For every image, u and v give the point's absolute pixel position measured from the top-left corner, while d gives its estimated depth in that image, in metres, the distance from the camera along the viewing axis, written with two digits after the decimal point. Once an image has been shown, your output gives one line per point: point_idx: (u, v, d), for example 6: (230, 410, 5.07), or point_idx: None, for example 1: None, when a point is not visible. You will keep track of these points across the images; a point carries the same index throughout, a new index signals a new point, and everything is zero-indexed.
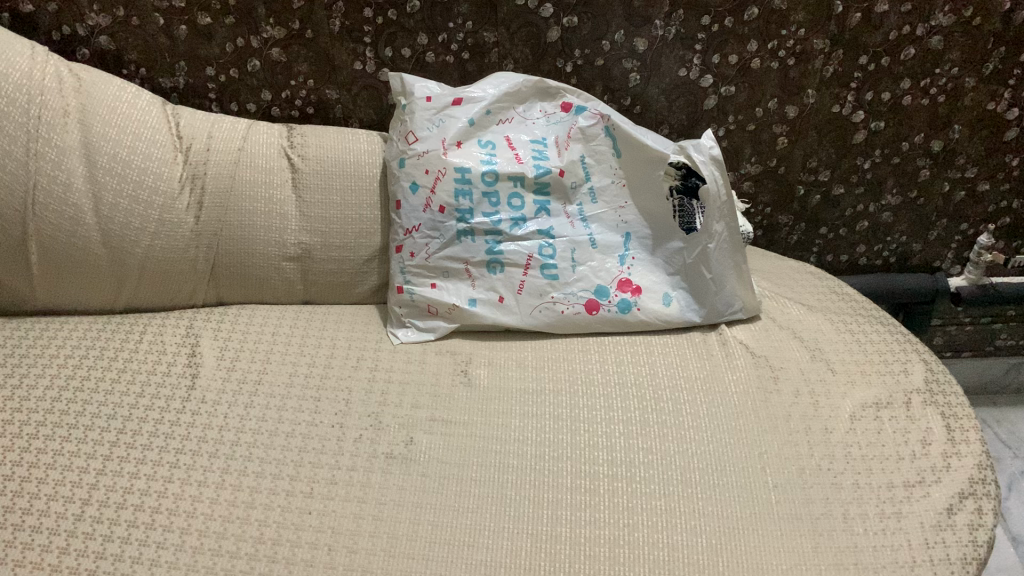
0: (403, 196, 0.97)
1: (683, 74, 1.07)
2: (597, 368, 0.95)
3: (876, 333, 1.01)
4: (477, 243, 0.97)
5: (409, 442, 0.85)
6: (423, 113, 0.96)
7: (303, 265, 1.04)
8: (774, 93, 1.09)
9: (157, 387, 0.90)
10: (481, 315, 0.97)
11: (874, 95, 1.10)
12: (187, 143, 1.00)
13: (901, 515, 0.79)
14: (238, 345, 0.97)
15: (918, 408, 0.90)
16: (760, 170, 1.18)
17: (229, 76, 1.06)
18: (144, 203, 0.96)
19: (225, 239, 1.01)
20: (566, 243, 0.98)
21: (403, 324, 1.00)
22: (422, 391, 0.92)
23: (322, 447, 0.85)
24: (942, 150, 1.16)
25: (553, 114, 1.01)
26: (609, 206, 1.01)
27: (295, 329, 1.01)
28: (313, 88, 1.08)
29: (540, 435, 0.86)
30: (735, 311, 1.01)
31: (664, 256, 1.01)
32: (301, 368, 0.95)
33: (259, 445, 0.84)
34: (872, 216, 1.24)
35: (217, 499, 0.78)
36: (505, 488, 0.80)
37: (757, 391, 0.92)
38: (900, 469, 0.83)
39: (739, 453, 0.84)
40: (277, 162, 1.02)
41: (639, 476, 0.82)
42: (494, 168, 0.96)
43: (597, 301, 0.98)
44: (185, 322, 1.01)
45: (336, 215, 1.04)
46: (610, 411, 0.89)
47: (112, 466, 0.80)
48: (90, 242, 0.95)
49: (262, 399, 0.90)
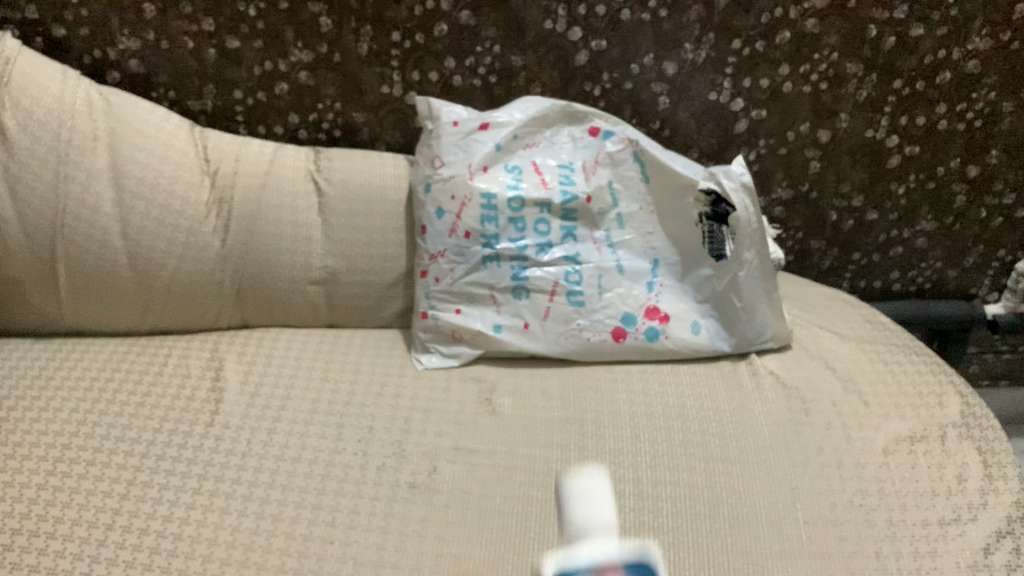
0: (428, 221, 0.94)
1: (714, 97, 1.06)
2: (623, 402, 0.91)
3: (911, 363, 0.98)
4: (503, 269, 0.93)
5: (432, 471, 0.84)
6: (450, 137, 0.94)
7: (328, 288, 1.03)
8: (806, 117, 1.08)
9: (181, 411, 0.90)
10: (506, 342, 0.94)
11: (909, 119, 1.08)
12: (215, 166, 1.00)
13: (937, 554, 0.76)
14: (262, 370, 0.97)
15: (953, 442, 0.88)
16: (792, 195, 1.15)
17: (257, 99, 1.06)
18: (170, 227, 0.97)
19: (251, 263, 1.00)
20: (593, 270, 0.94)
21: (427, 349, 0.97)
22: (446, 419, 0.89)
23: (344, 475, 0.84)
24: (979, 175, 1.13)
25: (581, 139, 0.98)
26: (638, 232, 0.97)
27: (318, 354, 1.00)
28: (340, 111, 1.07)
29: (565, 466, 0.84)
30: (765, 340, 0.96)
31: (694, 283, 0.96)
32: (324, 396, 0.93)
33: (281, 472, 0.84)
34: (907, 242, 1.20)
35: (238, 527, 0.78)
36: (528, 521, 0.79)
37: (788, 423, 0.89)
38: (936, 505, 0.81)
39: (770, 487, 0.82)
40: (303, 185, 1.02)
41: (666, 511, 0.79)
42: (520, 194, 0.93)
43: (623, 329, 0.93)
44: (210, 345, 1.01)
45: (362, 240, 1.03)
46: (637, 443, 0.86)
47: (135, 492, 0.80)
48: (117, 264, 0.96)
49: (286, 425, 0.89)
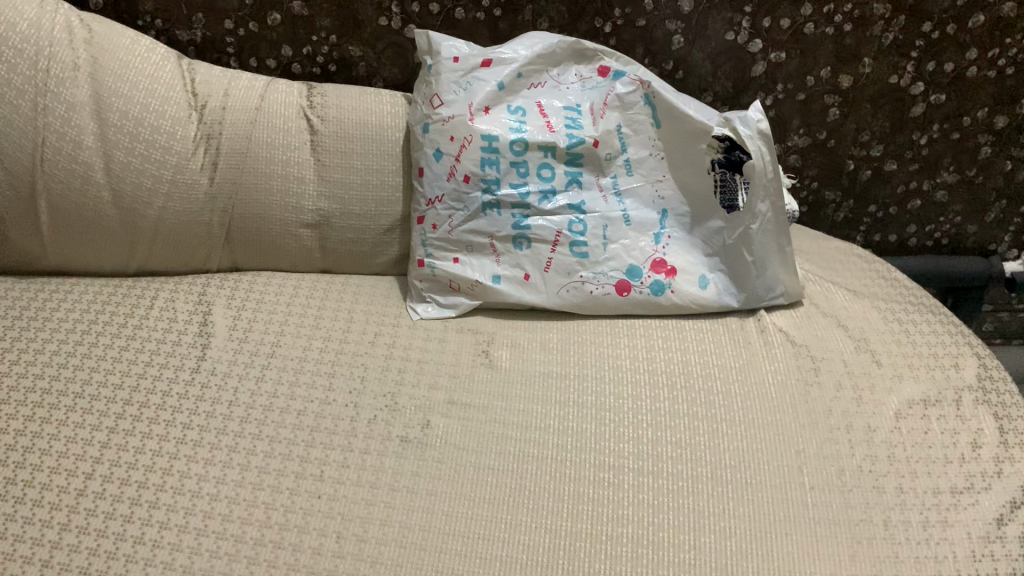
0: (426, 163, 0.90)
1: (731, 38, 1.00)
2: (625, 359, 0.87)
3: (927, 322, 0.94)
4: (504, 216, 0.89)
5: (425, 425, 0.80)
6: (450, 74, 0.88)
7: (321, 232, 0.98)
8: (828, 61, 1.02)
9: (167, 357, 0.86)
10: (505, 294, 0.90)
11: (937, 65, 1.02)
12: (202, 100, 0.95)
13: (947, 524, 0.74)
14: (252, 314, 0.93)
15: (969, 407, 0.84)
16: (808, 143, 1.10)
17: (249, 30, 1.00)
18: (157, 163, 0.92)
19: (241, 203, 0.96)
20: (598, 220, 0.90)
21: (423, 299, 0.93)
22: (441, 371, 0.85)
23: (334, 428, 0.80)
24: (1007, 126, 1.07)
25: (589, 79, 0.92)
26: (646, 179, 0.92)
27: (310, 299, 0.96)
28: (336, 45, 1.01)
29: (563, 424, 0.80)
30: (776, 296, 0.91)
31: (702, 236, 0.91)
32: (315, 343, 0.89)
33: (268, 422, 0.80)
34: (926, 194, 1.15)
35: (223, 479, 0.75)
36: (523, 479, 0.76)
37: (797, 383, 0.85)
38: (948, 473, 0.79)
39: (776, 449, 0.79)
40: (296, 123, 0.97)
41: (666, 471, 0.76)
42: (523, 137, 0.88)
43: (628, 282, 0.89)
44: (198, 287, 0.97)
45: (357, 182, 0.98)
46: (638, 400, 0.82)
47: (117, 440, 0.77)
48: (101, 202, 0.91)
49: (275, 372, 0.86)
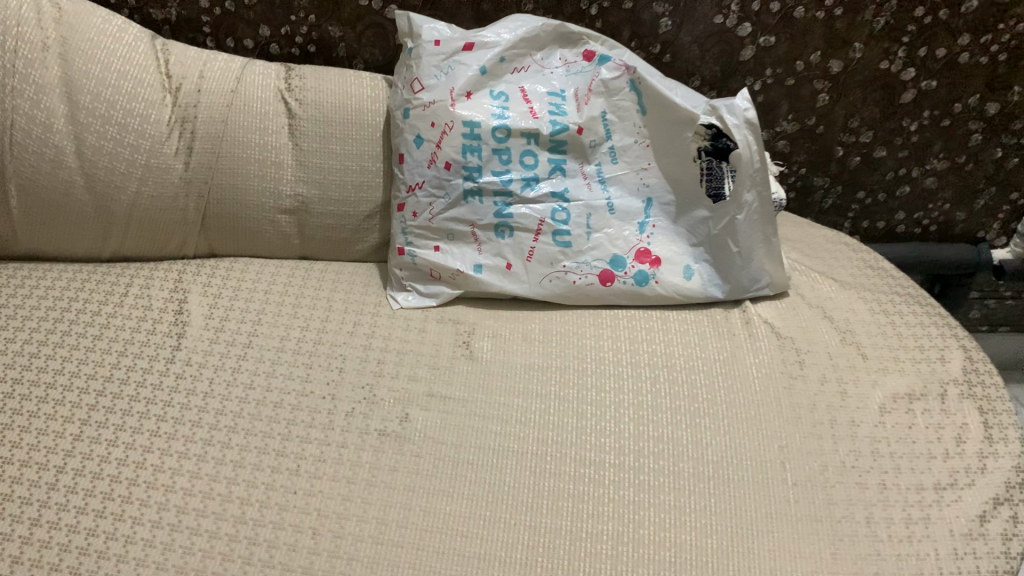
0: (407, 149, 0.88)
1: (719, 21, 0.98)
2: (608, 350, 0.85)
3: (913, 313, 0.93)
4: (486, 205, 0.87)
5: (403, 419, 0.79)
6: (431, 58, 0.86)
7: (299, 218, 0.96)
8: (817, 46, 1.00)
9: (142, 346, 0.85)
10: (487, 283, 0.89)
11: (928, 51, 1.00)
12: (177, 83, 0.92)
13: (930, 521, 0.74)
14: (229, 302, 0.91)
15: (954, 401, 0.84)
16: (797, 129, 1.08)
17: (225, 9, 0.97)
18: (130, 147, 0.89)
19: (217, 188, 0.93)
20: (581, 208, 0.88)
21: (404, 287, 0.91)
22: (421, 363, 0.84)
23: (311, 421, 0.79)
24: (998, 113, 1.06)
25: (574, 63, 0.90)
26: (631, 167, 0.90)
27: (288, 287, 0.94)
28: (315, 25, 0.99)
29: (544, 417, 0.79)
30: (761, 287, 0.90)
31: (688, 225, 0.89)
32: (293, 332, 0.87)
33: (244, 415, 0.79)
34: (916, 181, 1.13)
35: (197, 473, 0.74)
36: (503, 474, 0.74)
37: (781, 376, 0.83)
38: (932, 469, 0.78)
39: (759, 445, 0.78)
40: (273, 106, 0.94)
41: (648, 467, 0.75)
42: (506, 123, 0.86)
43: (611, 272, 0.88)
44: (174, 274, 0.95)
45: (336, 167, 0.95)
46: (621, 394, 0.81)
47: (89, 432, 0.76)
48: (73, 187, 0.89)
49: (251, 363, 0.84)
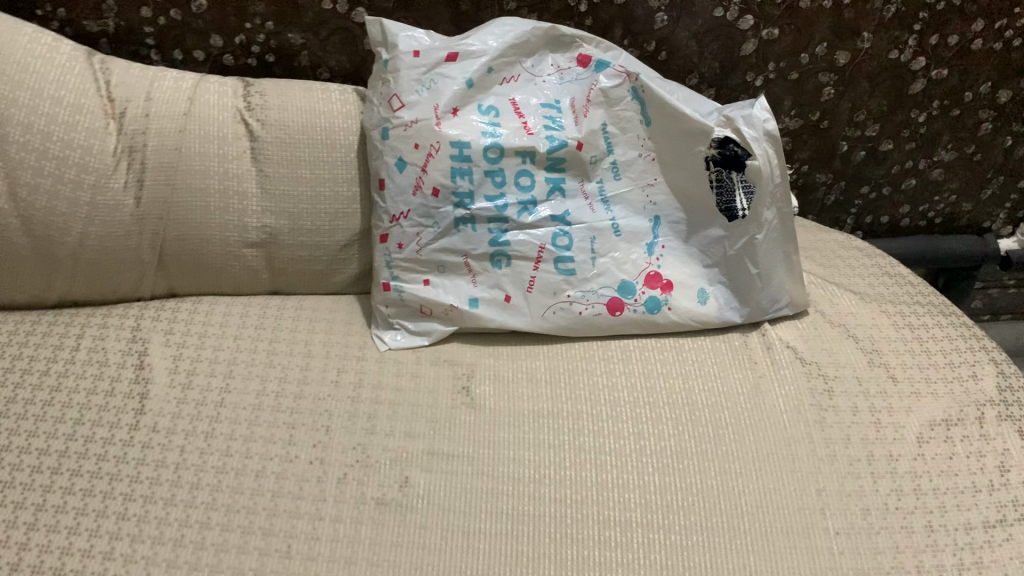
0: (387, 174, 0.78)
1: (719, 14, 0.89)
2: (622, 389, 0.78)
3: (938, 326, 0.87)
4: (480, 233, 0.79)
5: (403, 483, 0.70)
6: (410, 71, 0.77)
7: (268, 251, 0.87)
8: (824, 37, 0.92)
9: (100, 411, 0.74)
10: (484, 319, 0.80)
11: (940, 39, 0.93)
12: (121, 106, 0.81)
13: (984, 566, 0.67)
14: (195, 353, 0.81)
15: (992, 425, 0.77)
16: (800, 125, 1.01)
17: (170, 18, 0.86)
18: (72, 182, 0.79)
19: (174, 223, 0.83)
20: (585, 232, 0.80)
21: (391, 325, 0.83)
22: (418, 414, 0.76)
23: (299, 491, 0.70)
24: (1010, 101, 1.00)
25: (567, 70, 0.82)
26: (636, 183, 0.82)
27: (261, 330, 0.84)
28: (274, 32, 0.88)
29: (559, 473, 0.71)
30: (781, 308, 0.84)
31: (701, 245, 0.82)
32: (270, 385, 0.78)
33: (224, 488, 0.70)
34: (922, 173, 1.07)
35: (174, 563, 0.64)
36: (520, 543, 0.66)
37: (810, 409, 0.77)
38: (977, 505, 0.72)
39: (794, 490, 0.71)
40: (232, 128, 0.84)
41: (679, 525, 0.68)
42: (498, 141, 0.78)
43: (620, 300, 0.80)
44: (132, 320, 0.84)
45: (306, 194, 0.86)
46: (641, 439, 0.74)
47: (46, 520, 0.65)
48: (8, 229, 0.78)
49: (226, 425, 0.74)
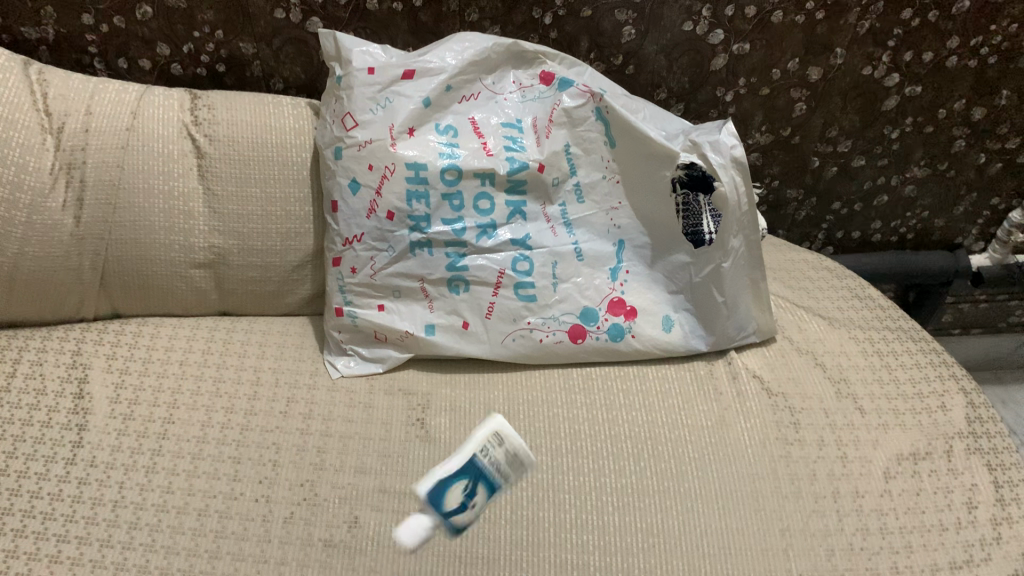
0: (340, 196, 0.75)
1: (689, 28, 0.86)
2: (582, 422, 0.76)
3: (907, 353, 0.85)
4: (437, 257, 0.76)
5: (353, 523, 0.67)
6: (364, 89, 0.73)
7: (215, 272, 0.83)
8: (796, 53, 0.89)
9: (35, 445, 0.70)
10: (441, 346, 0.77)
11: (914, 56, 0.91)
12: (59, 121, 0.77)
13: None
14: (137, 380, 0.77)
15: (961, 458, 0.75)
16: (771, 141, 0.99)
17: (114, 26, 0.82)
18: (6, 201, 0.74)
19: (116, 243, 0.79)
20: (546, 256, 0.78)
21: (344, 351, 0.80)
22: (369, 448, 0.73)
23: (243, 532, 0.66)
24: (984, 119, 0.98)
25: (529, 87, 0.79)
26: (599, 206, 0.80)
27: (209, 355, 0.81)
28: (223, 41, 0.84)
29: (515, 513, 0.68)
30: (747, 335, 0.82)
31: (666, 270, 0.80)
32: (216, 416, 0.75)
33: (163, 528, 0.66)
34: (894, 189, 1.05)
35: None
36: None
37: (775, 443, 0.75)
38: (944, 545, 0.69)
39: (759, 531, 0.68)
40: (177, 144, 0.81)
41: (638, 569, 0.65)
42: (456, 163, 0.75)
43: (582, 328, 0.78)
44: (72, 344, 0.79)
45: (256, 213, 0.82)
46: (600, 476, 0.71)
47: None
48: None
49: (168, 460, 0.71)
